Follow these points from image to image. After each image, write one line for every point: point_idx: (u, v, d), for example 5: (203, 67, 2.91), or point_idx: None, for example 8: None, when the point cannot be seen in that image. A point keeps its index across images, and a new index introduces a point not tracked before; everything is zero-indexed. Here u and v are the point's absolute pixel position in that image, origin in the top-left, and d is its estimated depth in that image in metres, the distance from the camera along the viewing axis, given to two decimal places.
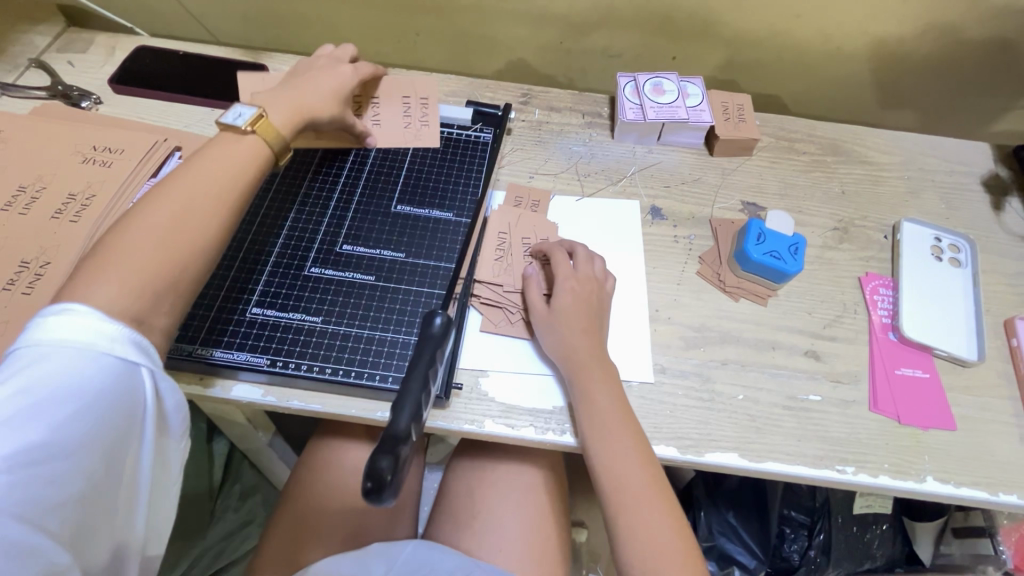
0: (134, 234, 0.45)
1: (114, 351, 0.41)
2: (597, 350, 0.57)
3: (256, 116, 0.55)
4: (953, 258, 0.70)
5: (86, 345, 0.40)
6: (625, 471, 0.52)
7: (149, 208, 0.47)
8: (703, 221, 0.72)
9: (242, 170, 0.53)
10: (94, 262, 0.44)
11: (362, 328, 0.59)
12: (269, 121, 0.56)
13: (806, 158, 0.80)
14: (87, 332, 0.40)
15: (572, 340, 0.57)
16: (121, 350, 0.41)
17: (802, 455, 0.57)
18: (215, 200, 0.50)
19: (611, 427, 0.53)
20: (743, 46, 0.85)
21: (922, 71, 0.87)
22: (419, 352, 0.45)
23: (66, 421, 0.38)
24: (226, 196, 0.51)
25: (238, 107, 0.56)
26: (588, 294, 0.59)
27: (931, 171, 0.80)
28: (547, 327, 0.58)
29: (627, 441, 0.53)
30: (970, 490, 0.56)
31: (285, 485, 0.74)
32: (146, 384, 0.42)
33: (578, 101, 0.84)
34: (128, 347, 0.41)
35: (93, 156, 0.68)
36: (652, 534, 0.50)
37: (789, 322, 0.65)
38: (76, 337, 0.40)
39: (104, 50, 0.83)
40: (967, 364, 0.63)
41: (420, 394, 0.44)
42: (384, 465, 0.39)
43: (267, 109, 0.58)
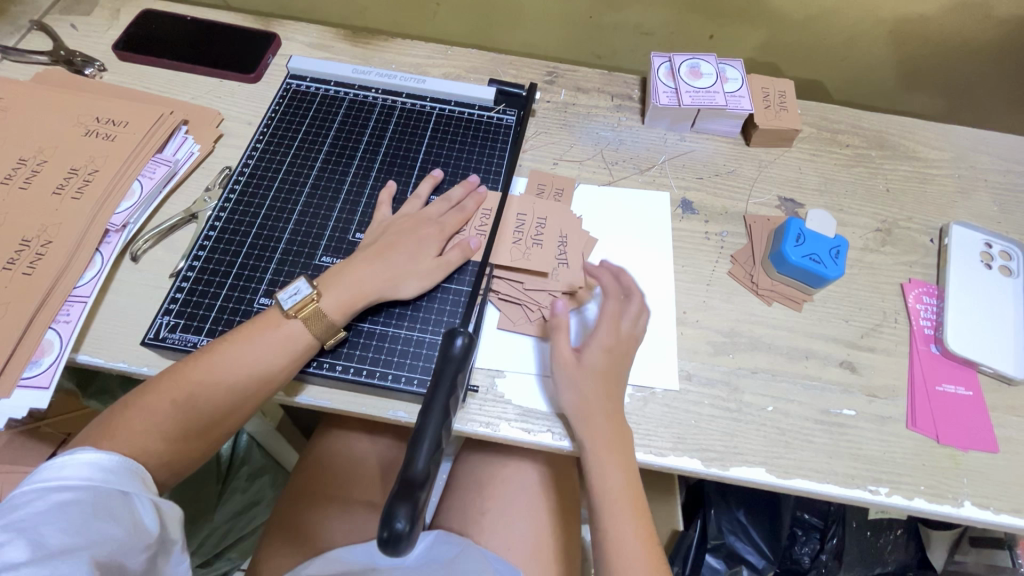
0: (188, 393, 0.49)
1: (114, 477, 0.43)
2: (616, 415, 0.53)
3: (305, 301, 0.53)
4: (1003, 266, 0.66)
5: (88, 476, 0.42)
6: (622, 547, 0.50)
7: (206, 373, 0.50)
8: (737, 217, 0.68)
9: (288, 341, 0.52)
10: (143, 409, 0.48)
11: (359, 320, 0.57)
12: (317, 307, 0.53)
13: (850, 152, 0.75)
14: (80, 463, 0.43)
15: (591, 397, 0.52)
16: (121, 477, 0.44)
17: (833, 473, 0.54)
18: (253, 375, 0.50)
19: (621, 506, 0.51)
20: (788, 26, 0.79)
21: (980, 59, 0.80)
22: (435, 385, 0.42)
23: (63, 508, 0.40)
24: (266, 370, 0.51)
25: (295, 282, 0.54)
26: (623, 355, 0.55)
27: (983, 170, 0.75)
28: (569, 378, 0.54)
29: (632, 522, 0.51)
30: (1011, 517, 0.53)
31: (293, 472, 0.73)
32: (136, 486, 0.44)
33: (607, 82, 0.79)
34: (125, 474, 0.44)
35: (95, 128, 0.64)
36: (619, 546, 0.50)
37: (825, 329, 0.61)
38: (78, 470, 0.42)
39: (109, 13, 0.79)
40: (1012, 382, 0.59)
41: (439, 428, 0.40)
42: (399, 513, 0.35)
43: (327, 286, 0.54)
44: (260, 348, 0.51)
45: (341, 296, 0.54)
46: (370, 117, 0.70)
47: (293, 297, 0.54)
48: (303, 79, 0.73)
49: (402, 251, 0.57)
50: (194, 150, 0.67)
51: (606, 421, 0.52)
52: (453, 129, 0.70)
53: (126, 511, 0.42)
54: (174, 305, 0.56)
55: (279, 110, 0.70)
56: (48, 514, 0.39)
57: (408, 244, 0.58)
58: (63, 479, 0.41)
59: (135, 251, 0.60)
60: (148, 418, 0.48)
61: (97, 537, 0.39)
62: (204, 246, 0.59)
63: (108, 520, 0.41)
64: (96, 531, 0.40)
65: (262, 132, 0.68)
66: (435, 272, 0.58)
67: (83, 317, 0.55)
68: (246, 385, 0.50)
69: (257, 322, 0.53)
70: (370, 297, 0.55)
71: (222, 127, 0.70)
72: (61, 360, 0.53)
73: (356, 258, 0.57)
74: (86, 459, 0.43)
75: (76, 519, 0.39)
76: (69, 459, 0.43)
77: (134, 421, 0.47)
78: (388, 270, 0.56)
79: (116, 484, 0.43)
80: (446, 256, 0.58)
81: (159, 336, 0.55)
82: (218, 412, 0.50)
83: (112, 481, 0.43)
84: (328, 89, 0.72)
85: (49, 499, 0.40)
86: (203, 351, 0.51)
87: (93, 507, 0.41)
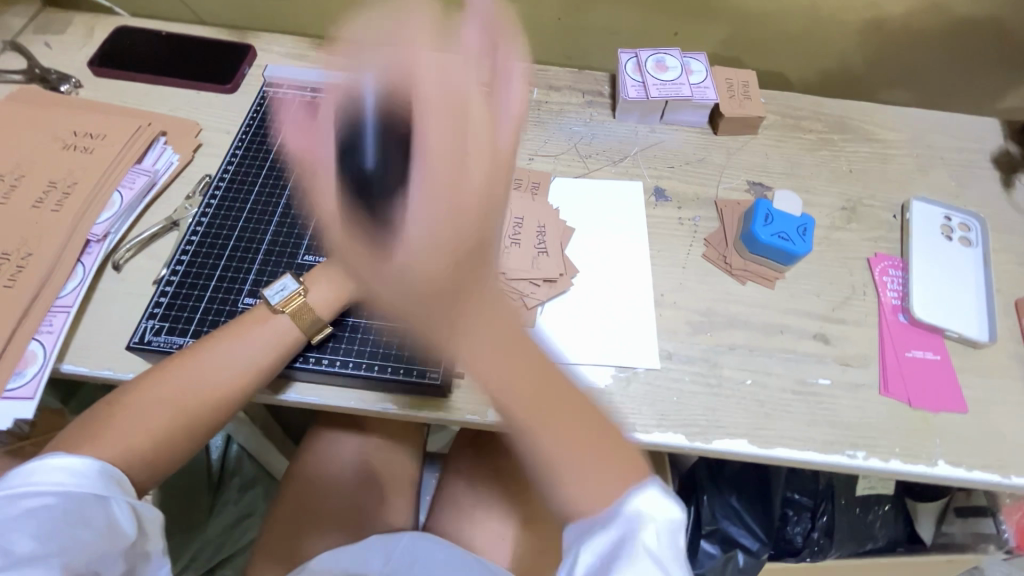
0: (173, 393, 0.49)
1: (87, 483, 0.43)
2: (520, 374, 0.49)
3: (292, 295, 0.54)
4: (963, 237, 0.69)
5: (62, 481, 0.42)
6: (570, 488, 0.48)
7: (193, 373, 0.50)
8: (708, 203, 0.70)
9: (276, 339, 0.53)
10: (132, 410, 0.48)
11: (345, 314, 0.57)
12: (304, 302, 0.54)
13: (813, 136, 0.78)
14: (56, 470, 0.43)
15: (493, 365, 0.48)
16: (93, 482, 0.43)
17: (812, 440, 0.55)
18: (243, 372, 0.51)
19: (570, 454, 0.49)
20: (748, 20, 0.82)
21: (933, 46, 0.84)
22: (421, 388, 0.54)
23: (34, 516, 0.41)
24: (254, 367, 0.51)
25: (283, 278, 0.55)
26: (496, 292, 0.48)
27: (940, 149, 0.78)
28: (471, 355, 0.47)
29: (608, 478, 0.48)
30: (983, 473, 0.55)
31: (285, 477, 0.73)
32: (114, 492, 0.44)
33: (578, 80, 0.81)
34: (98, 479, 0.44)
35: (74, 142, 0.65)
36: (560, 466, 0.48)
37: (797, 304, 0.63)
38: (53, 476, 0.42)
39: (83, 31, 0.79)
40: (979, 345, 0.62)
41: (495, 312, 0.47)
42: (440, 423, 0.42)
43: (314, 282, 0.56)
44: (251, 342, 0.52)
45: (327, 292, 0.55)
46: None
47: (279, 293, 0.55)
48: (280, 87, 0.74)
49: None
50: (173, 160, 0.67)
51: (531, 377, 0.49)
52: None
53: (101, 517, 0.43)
54: (159, 309, 0.56)
55: (257, 117, 0.71)
56: (19, 522, 0.40)
57: None
58: (36, 485, 0.42)
59: (118, 260, 0.60)
60: (138, 419, 0.48)
61: (65, 545, 0.41)
62: (186, 250, 0.60)
63: (77, 529, 0.41)
64: (63, 540, 0.41)
65: (241, 139, 0.69)
66: None
67: (66, 326, 0.55)
68: (237, 381, 0.51)
69: (244, 321, 0.53)
70: (354, 293, 0.56)
71: (201, 137, 0.71)
72: (45, 371, 0.53)
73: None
74: (60, 465, 0.43)
75: (44, 529, 0.41)
76: (43, 464, 0.43)
77: (125, 421, 0.48)
78: (461, 236, 0.44)
79: (91, 489, 0.43)
80: None
81: (144, 340, 0.55)
82: (207, 410, 0.50)
83: (87, 486, 0.43)
84: (304, 95, 0.73)
85: (23, 504, 0.41)
86: (191, 350, 0.51)
87: (64, 514, 0.41)
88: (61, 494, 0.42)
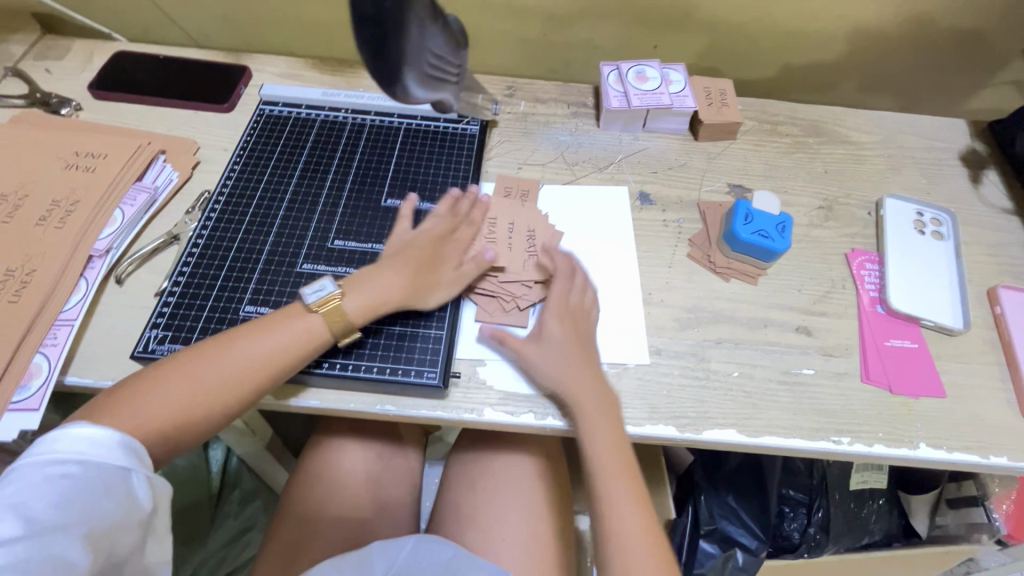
0: (199, 379, 0.50)
1: (109, 452, 0.44)
2: (589, 371, 0.56)
3: (329, 297, 0.56)
4: (935, 231, 0.72)
5: (84, 451, 0.44)
6: (622, 524, 0.52)
7: (221, 361, 0.51)
8: (691, 205, 0.73)
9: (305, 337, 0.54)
10: (160, 389, 0.49)
11: None
12: (340, 305, 0.55)
13: (789, 140, 0.81)
14: (79, 440, 0.44)
15: (564, 363, 0.56)
16: (115, 451, 0.45)
17: (798, 428, 0.57)
18: (270, 364, 0.52)
19: (612, 473, 0.54)
20: (723, 32, 0.86)
21: (900, 52, 0.88)
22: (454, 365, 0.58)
23: (54, 484, 0.42)
24: (282, 361, 0.53)
25: (321, 281, 0.56)
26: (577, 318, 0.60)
27: (911, 149, 0.82)
28: (542, 350, 0.57)
29: (626, 484, 0.54)
30: (963, 454, 0.57)
31: (287, 485, 0.74)
32: (133, 465, 0.45)
33: (563, 92, 0.84)
34: (119, 449, 0.45)
35: (75, 162, 0.67)
36: (619, 504, 0.53)
37: (780, 299, 0.66)
38: (75, 445, 0.44)
39: (83, 56, 0.82)
40: (954, 333, 0.64)
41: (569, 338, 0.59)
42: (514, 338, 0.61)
43: (353, 288, 0.57)
44: (277, 339, 0.53)
45: (364, 299, 0.56)
46: (342, 135, 0.74)
47: (316, 293, 0.56)
48: (276, 104, 0.77)
49: (422, 263, 0.60)
50: (173, 177, 0.70)
51: (590, 382, 0.55)
52: (420, 141, 0.74)
53: (122, 487, 0.44)
54: (162, 319, 0.58)
55: (253, 134, 0.73)
56: (42, 488, 0.41)
57: (427, 259, 0.60)
58: (59, 453, 0.43)
59: (119, 274, 0.62)
60: (162, 399, 0.49)
61: (86, 512, 0.41)
62: (187, 263, 0.62)
63: (99, 496, 0.42)
64: (84, 508, 0.41)
65: (238, 155, 0.71)
66: (455, 284, 0.60)
67: (70, 339, 0.57)
68: (258, 375, 0.52)
69: (278, 317, 0.55)
70: (393, 304, 0.57)
71: (199, 155, 0.73)
72: (50, 383, 0.54)
73: (388, 263, 0.59)
74: (82, 435, 0.44)
75: (66, 495, 0.41)
76: (65, 434, 0.44)
77: (151, 398, 0.49)
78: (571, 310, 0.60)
79: (112, 460, 0.44)
80: (463, 269, 0.61)
81: (147, 349, 0.56)
82: (227, 397, 0.51)
83: (108, 456, 0.44)
84: (299, 112, 0.76)
85: (45, 472, 0.42)
86: (225, 336, 0.53)
87: (85, 482, 0.42)
88: (83, 463, 0.43)
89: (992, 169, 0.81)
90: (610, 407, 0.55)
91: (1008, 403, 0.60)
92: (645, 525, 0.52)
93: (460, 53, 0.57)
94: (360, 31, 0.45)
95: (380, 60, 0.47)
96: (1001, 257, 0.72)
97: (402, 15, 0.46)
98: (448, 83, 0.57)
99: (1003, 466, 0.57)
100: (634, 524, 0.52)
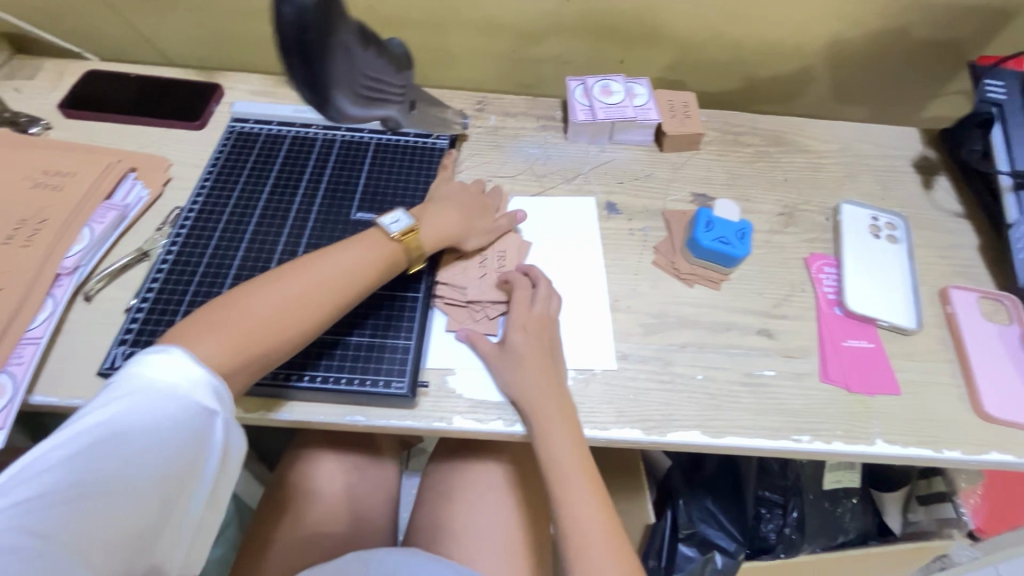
0: (280, 297, 0.52)
1: (197, 392, 0.43)
2: (554, 389, 0.57)
3: (408, 229, 0.61)
4: (889, 235, 0.75)
5: (172, 386, 0.42)
6: (579, 521, 0.53)
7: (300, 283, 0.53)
8: (656, 214, 0.75)
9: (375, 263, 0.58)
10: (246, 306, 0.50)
11: None
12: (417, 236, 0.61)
13: (751, 150, 0.84)
14: (175, 373, 0.42)
15: (528, 377, 0.57)
16: (203, 391, 0.43)
17: (760, 428, 0.59)
18: (351, 285, 0.56)
19: (568, 476, 0.55)
20: (686, 47, 0.89)
21: (854, 65, 0.92)
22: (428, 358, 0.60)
23: (140, 423, 0.40)
24: (361, 282, 0.57)
25: (397, 212, 0.62)
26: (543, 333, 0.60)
27: (866, 156, 0.85)
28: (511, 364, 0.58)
29: (584, 484, 0.55)
30: (918, 448, 0.59)
31: (262, 500, 0.74)
32: (213, 415, 0.43)
33: (532, 106, 0.87)
34: (209, 389, 0.43)
35: (44, 180, 0.67)
36: (573, 503, 0.54)
37: (742, 303, 0.68)
38: (166, 377, 0.42)
39: (53, 76, 0.82)
40: (908, 332, 0.67)
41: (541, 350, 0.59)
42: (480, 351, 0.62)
43: (423, 220, 0.63)
44: (351, 261, 0.56)
45: (433, 232, 0.63)
46: (313, 151, 0.75)
47: (396, 224, 0.61)
48: (247, 121, 0.78)
49: (467, 211, 0.66)
50: (144, 194, 0.70)
51: (552, 397, 0.56)
52: (390, 156, 0.76)
53: (196, 433, 0.42)
54: (129, 335, 0.58)
55: (224, 150, 0.74)
56: (125, 421, 0.39)
57: (467, 208, 0.67)
58: (152, 386, 0.41)
59: (88, 291, 0.62)
60: (248, 312, 0.50)
61: (154, 455, 0.39)
62: (156, 279, 0.62)
63: (170, 441, 0.40)
64: (154, 452, 0.39)
65: (209, 171, 0.72)
66: (486, 237, 0.67)
67: (36, 358, 0.56)
68: (341, 289, 0.55)
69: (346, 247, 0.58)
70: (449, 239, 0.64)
71: (171, 171, 0.74)
72: (14, 401, 0.54)
73: (442, 205, 0.65)
74: (171, 365, 0.43)
75: (138, 434, 0.39)
76: (161, 362, 0.42)
77: (243, 311, 0.49)
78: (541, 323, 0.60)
79: (199, 404, 0.42)
80: (496, 224, 0.68)
81: (114, 366, 0.56)
82: (313, 313, 0.53)
83: (195, 400, 0.42)
84: (270, 128, 0.77)
85: (141, 403, 0.40)
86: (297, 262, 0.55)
87: (170, 426, 0.41)
88: (175, 399, 0.41)
89: (943, 174, 0.84)
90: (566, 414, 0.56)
91: (960, 398, 0.63)
92: (605, 533, 0.53)
93: (404, 74, 0.62)
94: (285, 60, 0.44)
95: (311, 88, 0.47)
96: (952, 258, 0.75)
97: (326, 43, 0.46)
98: (390, 102, 0.61)
99: (957, 459, 0.59)
100: (592, 521, 0.53)
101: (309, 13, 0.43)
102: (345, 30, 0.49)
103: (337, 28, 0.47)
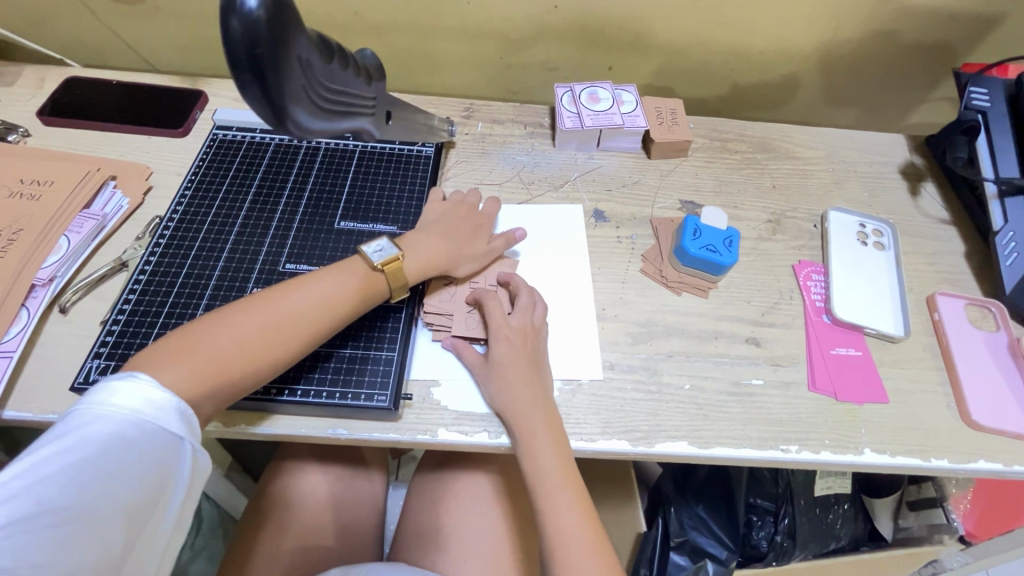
0: (253, 324, 0.51)
1: (163, 417, 0.42)
2: (540, 401, 0.56)
3: (392, 257, 0.59)
4: (877, 242, 0.75)
5: (141, 409, 0.41)
6: (564, 529, 0.53)
7: (275, 308, 0.52)
8: (644, 221, 0.75)
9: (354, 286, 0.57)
10: (217, 334, 0.49)
11: None
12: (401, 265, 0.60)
13: (738, 157, 0.84)
14: (139, 399, 0.42)
15: (513, 389, 0.56)
16: (169, 416, 0.43)
17: (748, 438, 0.58)
18: (328, 307, 0.55)
19: (553, 484, 0.54)
20: (674, 54, 0.89)
21: (841, 72, 0.93)
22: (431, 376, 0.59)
23: (104, 451, 0.39)
24: (340, 302, 0.56)
25: (380, 240, 0.61)
26: (529, 347, 0.59)
27: (854, 163, 0.85)
28: (501, 380, 0.57)
29: (569, 492, 0.54)
30: (906, 458, 0.59)
31: (244, 514, 0.72)
32: (180, 439, 0.43)
33: (519, 113, 0.86)
34: (175, 412, 0.43)
35: (20, 190, 0.66)
36: (557, 516, 0.53)
37: (730, 312, 0.68)
38: (131, 402, 0.41)
39: (33, 82, 0.81)
40: (895, 340, 0.66)
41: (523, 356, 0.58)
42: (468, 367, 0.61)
43: (409, 248, 0.62)
44: (328, 282, 0.56)
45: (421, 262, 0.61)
46: (296, 159, 0.74)
47: (379, 252, 0.60)
48: (230, 129, 0.77)
49: (458, 233, 0.65)
50: (123, 204, 0.69)
51: (537, 411, 0.55)
52: (375, 164, 0.75)
53: (166, 458, 0.42)
54: (105, 348, 0.57)
55: (206, 159, 0.73)
56: (89, 451, 0.38)
57: (459, 228, 0.66)
58: (117, 410, 0.40)
59: (64, 303, 0.61)
60: (217, 341, 0.49)
61: (120, 483, 0.39)
62: (133, 290, 0.61)
63: (139, 467, 0.40)
64: (121, 481, 0.39)
65: (191, 179, 0.71)
66: (480, 258, 0.66)
67: (8, 372, 0.55)
68: (315, 312, 0.54)
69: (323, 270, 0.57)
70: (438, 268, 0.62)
71: (151, 180, 0.72)
72: None
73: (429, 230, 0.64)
74: (138, 391, 0.42)
75: (105, 462, 0.38)
76: (125, 386, 0.42)
77: (214, 340, 0.49)
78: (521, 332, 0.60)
79: (167, 428, 0.42)
80: (492, 245, 0.66)
81: (88, 379, 0.55)
82: (286, 342, 0.52)
83: (163, 422, 0.42)
84: (253, 136, 0.76)
85: (105, 429, 0.39)
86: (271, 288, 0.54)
87: (138, 452, 0.40)
88: (140, 425, 0.41)
89: (930, 181, 0.84)
90: (552, 425, 0.55)
91: (948, 406, 0.63)
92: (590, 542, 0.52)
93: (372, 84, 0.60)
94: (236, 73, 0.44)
95: (266, 101, 0.46)
96: (939, 265, 0.75)
97: (280, 54, 0.45)
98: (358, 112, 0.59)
99: (945, 468, 0.59)
100: (576, 524, 0.53)
101: (259, 28, 0.42)
102: (304, 40, 0.47)
103: (293, 38, 0.46)
